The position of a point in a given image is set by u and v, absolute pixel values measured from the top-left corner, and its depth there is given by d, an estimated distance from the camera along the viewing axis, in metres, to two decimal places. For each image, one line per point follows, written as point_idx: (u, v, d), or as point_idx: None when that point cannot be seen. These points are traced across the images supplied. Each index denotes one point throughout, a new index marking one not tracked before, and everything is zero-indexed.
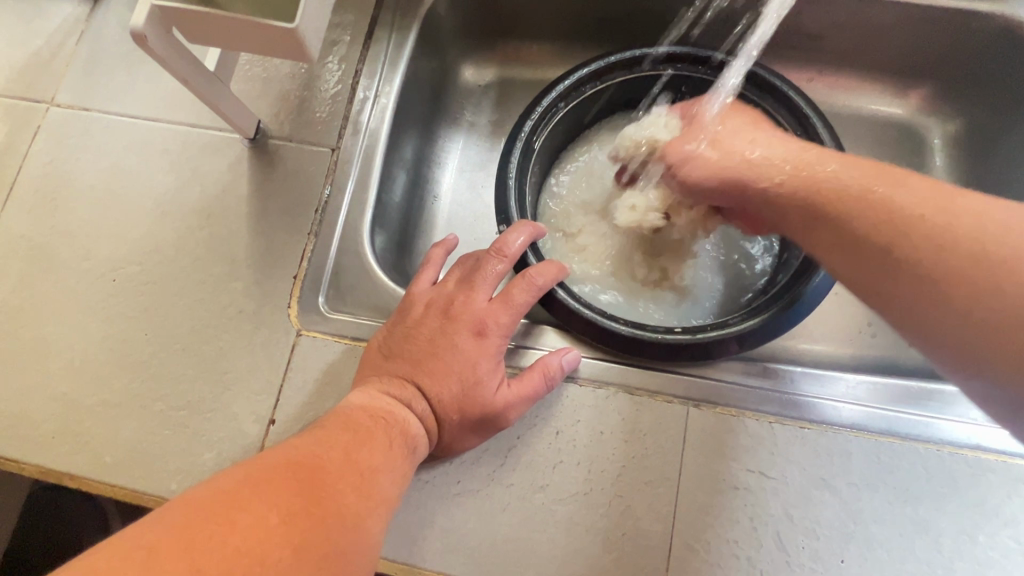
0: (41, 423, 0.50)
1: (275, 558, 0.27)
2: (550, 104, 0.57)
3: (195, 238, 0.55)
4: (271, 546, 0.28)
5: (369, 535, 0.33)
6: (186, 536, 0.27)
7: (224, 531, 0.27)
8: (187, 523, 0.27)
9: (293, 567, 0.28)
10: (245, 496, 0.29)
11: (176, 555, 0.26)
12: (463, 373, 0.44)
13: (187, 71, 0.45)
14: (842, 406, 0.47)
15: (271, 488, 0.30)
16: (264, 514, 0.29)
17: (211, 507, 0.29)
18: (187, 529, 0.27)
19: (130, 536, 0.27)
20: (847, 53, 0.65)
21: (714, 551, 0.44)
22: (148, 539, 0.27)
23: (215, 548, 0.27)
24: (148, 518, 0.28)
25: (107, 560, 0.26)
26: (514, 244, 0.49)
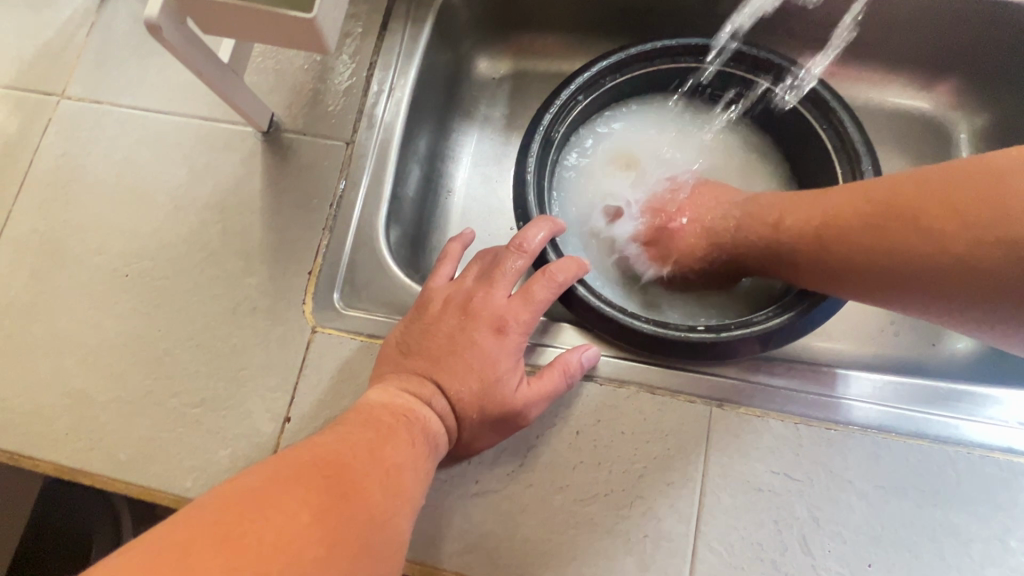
0: (57, 418, 0.50)
1: (310, 557, 0.27)
2: (570, 97, 0.55)
3: (209, 233, 0.54)
4: (305, 543, 0.27)
5: (396, 533, 0.32)
6: (219, 534, 0.26)
7: (257, 528, 0.27)
8: (220, 522, 0.27)
9: (328, 566, 0.27)
10: (276, 495, 0.29)
11: (210, 553, 0.25)
12: (483, 371, 0.43)
13: (200, 63, 0.44)
14: (869, 407, 0.45)
15: (300, 487, 0.30)
16: (296, 512, 0.28)
17: (242, 504, 0.28)
18: (221, 528, 0.26)
19: (161, 535, 0.26)
20: (871, 45, 0.63)
21: (737, 554, 0.43)
22: (181, 538, 0.26)
23: (250, 546, 0.26)
24: (177, 517, 0.27)
25: (140, 558, 0.25)
26: (534, 240, 0.48)
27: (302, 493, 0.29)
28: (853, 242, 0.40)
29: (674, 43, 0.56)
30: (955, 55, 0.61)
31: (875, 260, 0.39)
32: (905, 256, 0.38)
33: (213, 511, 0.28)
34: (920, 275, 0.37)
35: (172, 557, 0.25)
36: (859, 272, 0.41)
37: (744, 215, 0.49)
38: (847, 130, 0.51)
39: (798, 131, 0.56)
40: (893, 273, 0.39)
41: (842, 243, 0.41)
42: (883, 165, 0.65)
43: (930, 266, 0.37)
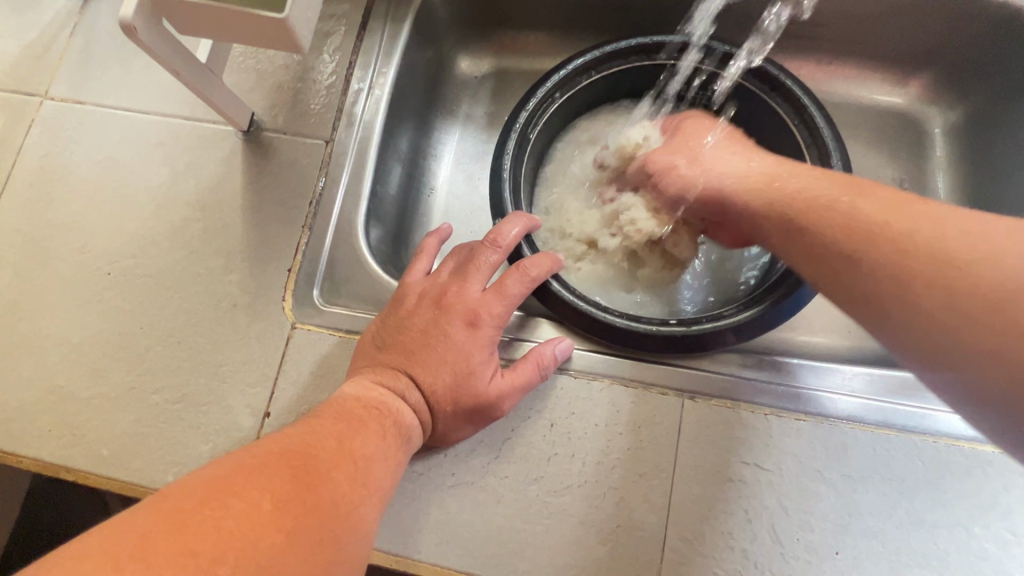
0: (40, 414, 0.51)
1: (268, 544, 0.27)
2: (546, 95, 0.56)
3: (189, 232, 0.55)
4: (266, 530, 0.28)
5: (362, 522, 0.33)
6: (178, 521, 0.26)
7: (216, 516, 0.27)
8: (183, 507, 0.27)
9: (286, 553, 0.27)
10: (238, 485, 0.29)
11: (168, 539, 0.26)
12: (456, 365, 0.43)
13: (176, 62, 0.45)
14: (842, 398, 0.46)
15: (263, 477, 0.30)
16: (257, 501, 0.29)
17: (206, 492, 0.29)
18: (183, 513, 0.27)
19: (122, 522, 0.27)
20: (846, 42, 0.64)
21: (708, 543, 0.43)
22: (143, 523, 0.26)
23: (210, 532, 0.26)
24: (141, 505, 0.28)
25: (102, 540, 0.26)
26: (508, 235, 0.48)
27: (267, 483, 0.30)
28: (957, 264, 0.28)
29: (648, 41, 0.56)
30: (930, 49, 0.62)
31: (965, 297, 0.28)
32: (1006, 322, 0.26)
33: (177, 498, 0.28)
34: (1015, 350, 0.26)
35: (132, 541, 0.25)
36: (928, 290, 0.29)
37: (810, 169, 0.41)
38: (818, 125, 0.52)
39: (772, 127, 0.57)
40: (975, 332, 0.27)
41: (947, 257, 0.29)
42: (860, 160, 0.66)
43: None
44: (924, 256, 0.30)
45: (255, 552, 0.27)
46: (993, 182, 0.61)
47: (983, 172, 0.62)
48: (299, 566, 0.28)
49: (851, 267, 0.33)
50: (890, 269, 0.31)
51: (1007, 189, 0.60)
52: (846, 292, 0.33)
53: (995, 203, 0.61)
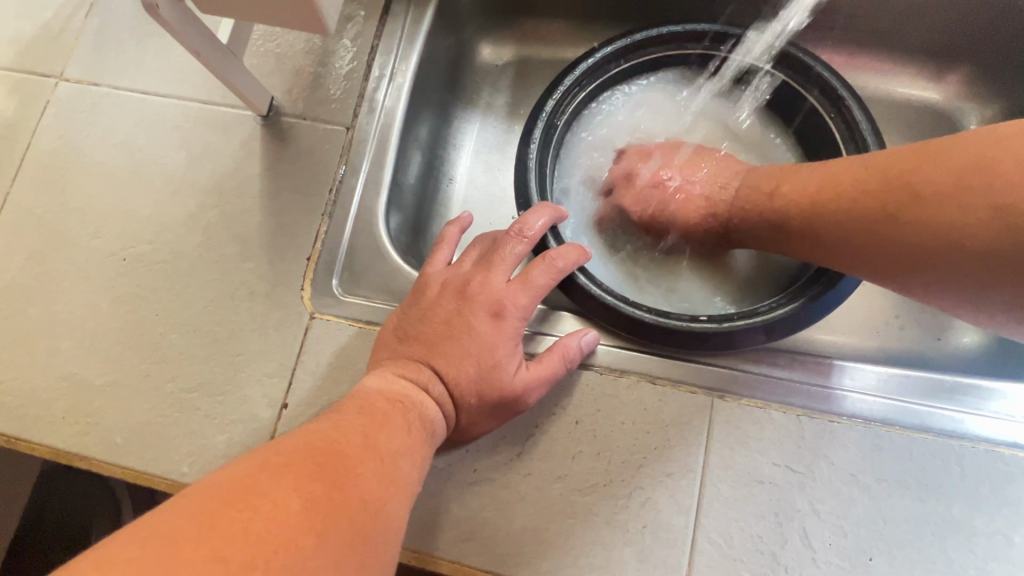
0: (52, 402, 0.50)
1: (298, 547, 0.26)
2: (573, 83, 0.55)
3: (206, 218, 0.54)
4: (296, 530, 0.27)
5: (390, 520, 0.32)
6: (205, 524, 0.25)
7: (244, 518, 0.26)
8: (209, 508, 0.26)
9: (317, 555, 0.26)
10: (264, 485, 0.28)
11: (195, 543, 0.25)
12: (480, 357, 0.42)
13: (198, 42, 0.43)
14: (895, 402, 0.45)
15: (289, 475, 0.29)
16: (285, 502, 0.28)
17: (232, 492, 0.28)
18: (210, 514, 0.26)
19: (147, 525, 0.26)
20: (881, 34, 0.62)
21: (736, 546, 0.42)
22: (169, 526, 0.25)
23: (239, 533, 0.25)
24: (165, 507, 0.27)
25: (127, 544, 0.25)
26: (535, 225, 0.47)
27: (292, 483, 0.29)
28: (887, 215, 0.39)
29: (681, 29, 0.55)
30: (968, 43, 0.60)
31: (916, 235, 0.38)
32: (946, 236, 0.36)
33: (202, 500, 0.27)
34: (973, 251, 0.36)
35: (158, 544, 0.25)
36: (923, 238, 0.38)
37: (757, 189, 0.48)
38: (855, 117, 0.50)
39: (806, 119, 0.55)
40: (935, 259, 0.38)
41: (891, 215, 0.39)
42: None
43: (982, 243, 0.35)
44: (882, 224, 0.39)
45: (286, 553, 0.26)
46: None
47: None
48: (330, 566, 0.27)
49: (836, 247, 0.43)
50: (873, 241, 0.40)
51: None
52: (846, 258, 0.43)
53: None
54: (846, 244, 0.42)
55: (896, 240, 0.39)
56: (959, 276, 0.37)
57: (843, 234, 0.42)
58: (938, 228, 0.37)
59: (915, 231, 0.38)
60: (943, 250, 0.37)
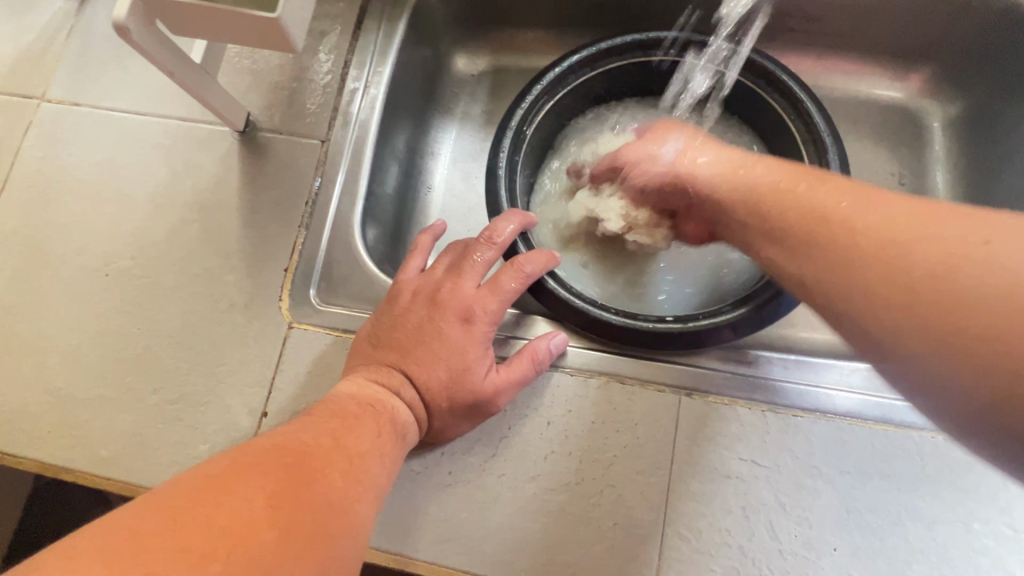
0: (39, 415, 0.51)
1: (262, 540, 0.27)
2: (540, 94, 0.56)
3: (186, 233, 0.55)
4: (257, 524, 0.28)
5: (358, 517, 0.33)
6: (172, 518, 0.27)
7: (210, 512, 0.27)
8: (174, 504, 0.27)
9: (280, 548, 0.28)
10: (232, 482, 0.29)
11: (161, 536, 0.26)
12: (451, 361, 0.43)
13: (171, 63, 0.45)
14: (856, 395, 0.46)
15: (256, 473, 0.30)
16: (250, 497, 0.29)
17: (198, 489, 0.29)
18: (174, 509, 0.27)
19: (116, 518, 0.27)
20: (844, 36, 0.64)
21: (704, 540, 0.43)
22: (134, 520, 0.27)
23: (201, 526, 0.26)
24: (135, 503, 0.28)
25: (93, 536, 0.26)
26: (503, 232, 0.48)
27: (259, 480, 0.30)
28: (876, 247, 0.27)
29: (645, 37, 0.56)
30: (928, 43, 0.62)
31: (944, 298, 0.24)
32: (936, 307, 0.24)
33: (169, 496, 0.28)
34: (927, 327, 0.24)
35: (122, 538, 0.26)
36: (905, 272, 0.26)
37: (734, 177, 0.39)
38: (814, 120, 0.51)
39: (771, 123, 0.56)
40: (929, 341, 0.24)
41: (927, 266, 0.25)
42: (858, 154, 0.65)
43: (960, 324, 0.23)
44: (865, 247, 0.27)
45: (248, 547, 0.27)
46: (990, 177, 0.61)
47: (981, 166, 0.62)
48: (291, 559, 0.28)
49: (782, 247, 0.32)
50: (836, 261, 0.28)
51: (1007, 183, 0.59)
52: (821, 285, 0.29)
53: (995, 199, 0.60)
54: (843, 273, 0.28)
55: (902, 293, 0.25)
56: (943, 377, 0.24)
57: (820, 241, 0.30)
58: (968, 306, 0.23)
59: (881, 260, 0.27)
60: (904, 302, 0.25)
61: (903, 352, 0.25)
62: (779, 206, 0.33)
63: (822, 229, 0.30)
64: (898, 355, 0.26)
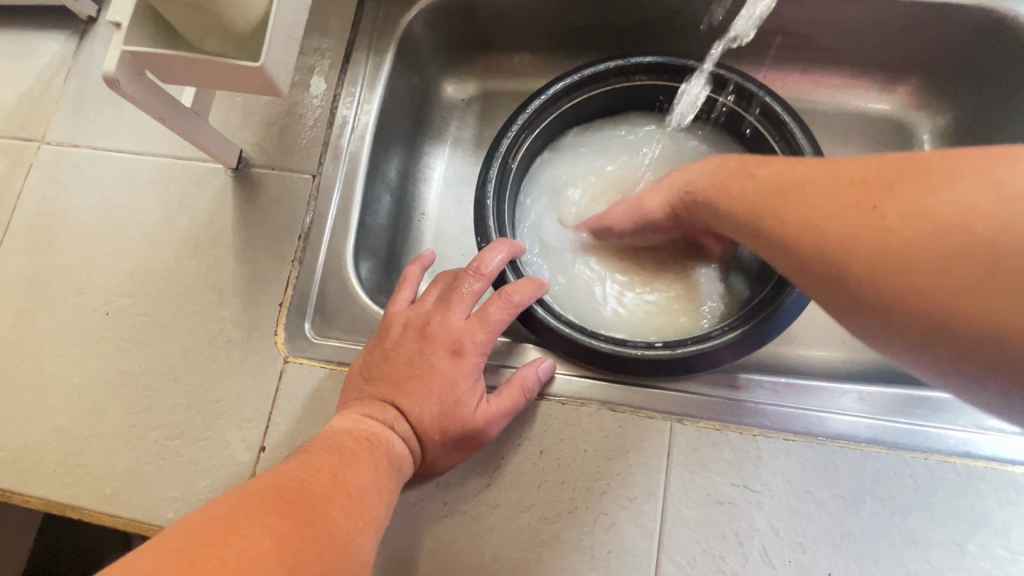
0: (43, 455, 0.52)
1: None
2: (525, 123, 0.56)
3: (184, 270, 0.56)
4: (265, 565, 0.28)
5: (360, 552, 0.34)
6: (181, 561, 0.27)
7: (219, 553, 0.28)
8: (185, 549, 0.28)
9: None
10: (238, 523, 0.30)
11: None
12: (442, 394, 0.44)
13: (163, 110, 0.46)
14: (845, 418, 0.46)
15: (261, 513, 0.31)
16: (256, 537, 0.29)
17: (205, 533, 0.29)
18: (185, 553, 0.28)
19: (128, 563, 0.28)
20: (829, 51, 0.64)
21: (700, 566, 0.43)
22: (144, 566, 0.27)
23: (213, 567, 0.27)
24: (146, 546, 0.29)
25: None
26: (492, 262, 0.49)
27: (264, 519, 0.31)
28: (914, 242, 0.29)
29: (626, 62, 0.56)
30: (915, 56, 0.62)
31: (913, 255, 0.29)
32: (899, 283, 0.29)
33: (179, 540, 0.29)
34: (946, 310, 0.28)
35: None
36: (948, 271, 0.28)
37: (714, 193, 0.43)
38: (797, 141, 0.52)
39: (755, 144, 0.56)
40: (917, 293, 0.29)
41: (863, 203, 0.32)
42: None
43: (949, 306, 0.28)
44: (877, 250, 0.30)
45: None
46: None
47: None
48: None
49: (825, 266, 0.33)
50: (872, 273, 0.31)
51: None
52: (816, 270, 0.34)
53: None
54: (842, 240, 0.32)
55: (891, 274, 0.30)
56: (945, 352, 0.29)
57: (869, 254, 0.31)
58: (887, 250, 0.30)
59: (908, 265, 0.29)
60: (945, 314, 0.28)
61: (871, 298, 0.31)
62: (739, 212, 0.40)
63: (775, 224, 0.37)
64: (873, 303, 0.31)
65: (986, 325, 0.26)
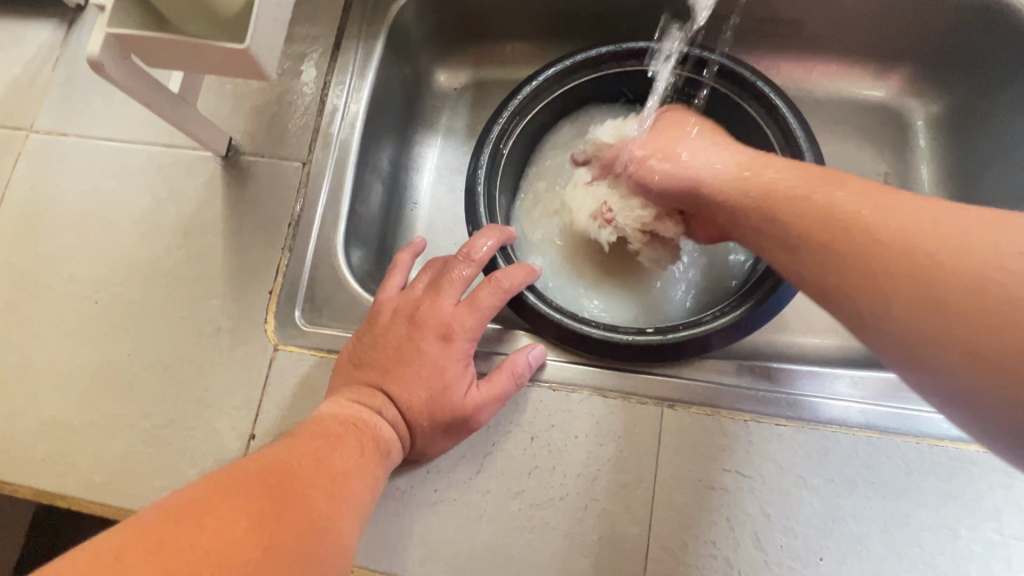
0: (32, 444, 0.52)
1: (243, 558, 0.28)
2: (516, 109, 0.56)
3: (173, 258, 0.56)
4: (238, 545, 0.28)
5: (342, 536, 0.34)
6: (155, 539, 0.27)
7: (192, 532, 0.28)
8: (160, 528, 0.28)
9: (262, 567, 0.28)
10: (214, 503, 0.30)
11: (143, 557, 0.26)
12: (430, 379, 0.44)
13: (149, 95, 0.46)
14: (836, 403, 0.46)
15: (238, 494, 0.31)
16: (232, 518, 0.29)
17: (181, 511, 0.29)
18: (158, 531, 0.28)
19: (102, 540, 0.27)
20: (823, 37, 0.63)
21: (690, 552, 0.43)
22: (116, 544, 0.27)
23: (187, 548, 0.27)
24: (122, 524, 0.29)
25: (78, 560, 0.26)
26: (481, 249, 0.49)
27: (241, 501, 0.30)
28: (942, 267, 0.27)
29: (618, 48, 0.56)
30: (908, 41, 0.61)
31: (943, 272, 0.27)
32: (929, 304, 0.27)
33: (154, 518, 0.29)
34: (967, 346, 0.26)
35: (109, 560, 0.26)
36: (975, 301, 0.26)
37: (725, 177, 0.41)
38: (789, 125, 0.51)
39: (748, 131, 0.56)
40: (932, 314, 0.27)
41: (944, 251, 0.27)
42: (843, 156, 0.65)
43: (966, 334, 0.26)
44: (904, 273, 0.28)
45: (229, 566, 0.27)
46: (975, 175, 0.60)
47: (967, 164, 0.61)
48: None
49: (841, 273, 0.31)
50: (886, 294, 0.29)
51: (992, 181, 0.59)
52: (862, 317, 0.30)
53: (982, 195, 0.60)
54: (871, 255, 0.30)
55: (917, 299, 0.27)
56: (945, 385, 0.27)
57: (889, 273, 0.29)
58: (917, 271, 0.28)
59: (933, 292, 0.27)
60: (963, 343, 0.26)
61: (950, 354, 0.26)
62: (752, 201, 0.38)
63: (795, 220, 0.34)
64: (950, 357, 0.26)
65: (1012, 377, 0.24)
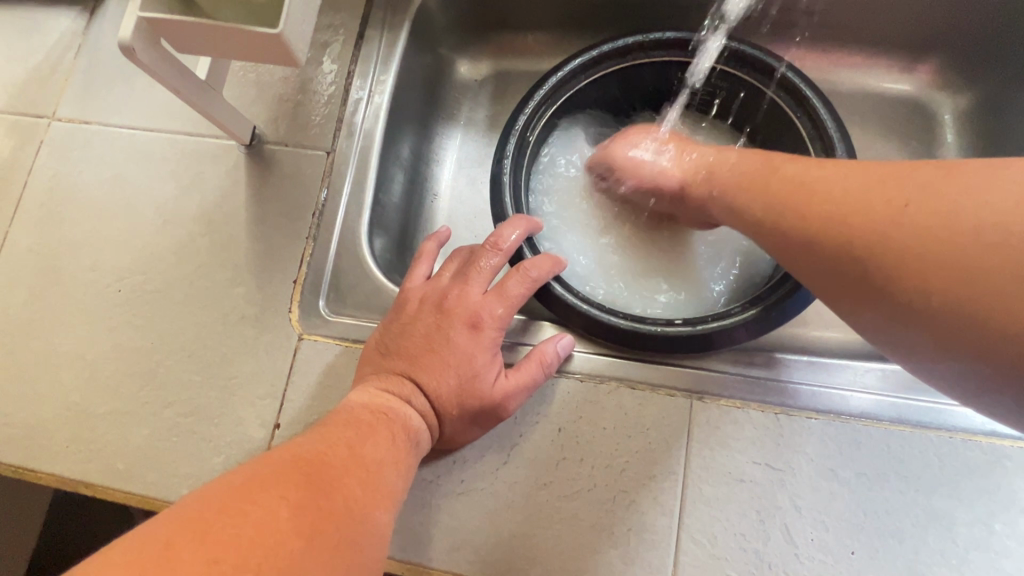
0: (56, 431, 0.52)
1: (289, 548, 0.27)
2: (542, 99, 0.56)
3: (196, 247, 0.56)
4: (284, 534, 0.28)
5: (378, 524, 0.33)
6: (201, 528, 0.27)
7: (238, 521, 0.27)
8: (201, 518, 0.27)
9: (308, 557, 0.27)
10: (256, 492, 0.29)
11: (191, 546, 0.26)
12: (459, 368, 0.43)
13: (178, 81, 0.45)
14: (867, 396, 0.45)
15: (279, 483, 0.30)
16: (276, 507, 0.29)
17: (224, 501, 0.29)
18: (203, 521, 0.27)
19: (146, 531, 0.27)
20: (851, 30, 0.63)
21: (721, 545, 0.43)
22: (161, 534, 0.27)
23: (229, 538, 0.26)
24: (164, 514, 0.28)
25: (124, 552, 0.26)
26: (509, 238, 0.48)
27: (282, 490, 0.30)
28: (910, 231, 0.31)
29: (646, 38, 0.56)
30: (938, 34, 0.61)
31: (917, 236, 0.31)
32: (907, 271, 0.31)
33: (198, 507, 0.28)
34: (952, 304, 0.29)
35: (156, 550, 0.26)
36: (941, 254, 0.30)
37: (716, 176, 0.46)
38: (820, 117, 0.51)
39: (777, 123, 0.56)
40: (915, 280, 0.30)
41: (917, 213, 0.31)
42: (869, 149, 0.64)
43: (949, 293, 0.29)
44: (882, 242, 0.32)
45: (276, 555, 0.27)
46: None
47: (996, 158, 0.61)
48: (317, 569, 0.28)
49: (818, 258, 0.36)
50: (871, 267, 0.32)
51: None
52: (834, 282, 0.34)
53: None
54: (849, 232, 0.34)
55: (898, 264, 0.31)
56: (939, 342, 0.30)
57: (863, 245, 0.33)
58: (890, 243, 0.32)
59: (907, 257, 0.31)
60: (950, 305, 0.29)
61: (940, 307, 0.30)
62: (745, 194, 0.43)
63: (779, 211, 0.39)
64: (939, 312, 0.30)
65: (988, 322, 0.28)
